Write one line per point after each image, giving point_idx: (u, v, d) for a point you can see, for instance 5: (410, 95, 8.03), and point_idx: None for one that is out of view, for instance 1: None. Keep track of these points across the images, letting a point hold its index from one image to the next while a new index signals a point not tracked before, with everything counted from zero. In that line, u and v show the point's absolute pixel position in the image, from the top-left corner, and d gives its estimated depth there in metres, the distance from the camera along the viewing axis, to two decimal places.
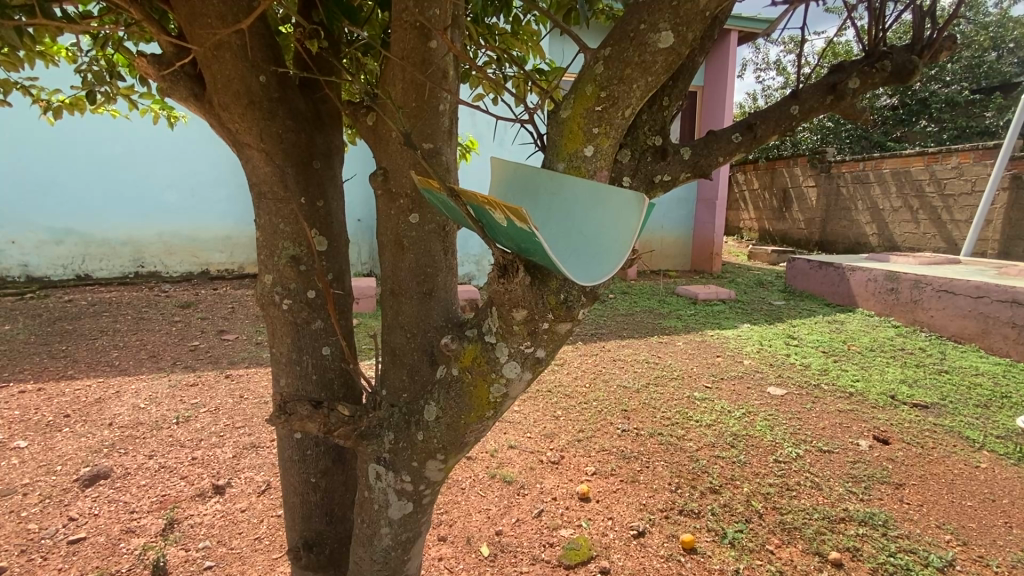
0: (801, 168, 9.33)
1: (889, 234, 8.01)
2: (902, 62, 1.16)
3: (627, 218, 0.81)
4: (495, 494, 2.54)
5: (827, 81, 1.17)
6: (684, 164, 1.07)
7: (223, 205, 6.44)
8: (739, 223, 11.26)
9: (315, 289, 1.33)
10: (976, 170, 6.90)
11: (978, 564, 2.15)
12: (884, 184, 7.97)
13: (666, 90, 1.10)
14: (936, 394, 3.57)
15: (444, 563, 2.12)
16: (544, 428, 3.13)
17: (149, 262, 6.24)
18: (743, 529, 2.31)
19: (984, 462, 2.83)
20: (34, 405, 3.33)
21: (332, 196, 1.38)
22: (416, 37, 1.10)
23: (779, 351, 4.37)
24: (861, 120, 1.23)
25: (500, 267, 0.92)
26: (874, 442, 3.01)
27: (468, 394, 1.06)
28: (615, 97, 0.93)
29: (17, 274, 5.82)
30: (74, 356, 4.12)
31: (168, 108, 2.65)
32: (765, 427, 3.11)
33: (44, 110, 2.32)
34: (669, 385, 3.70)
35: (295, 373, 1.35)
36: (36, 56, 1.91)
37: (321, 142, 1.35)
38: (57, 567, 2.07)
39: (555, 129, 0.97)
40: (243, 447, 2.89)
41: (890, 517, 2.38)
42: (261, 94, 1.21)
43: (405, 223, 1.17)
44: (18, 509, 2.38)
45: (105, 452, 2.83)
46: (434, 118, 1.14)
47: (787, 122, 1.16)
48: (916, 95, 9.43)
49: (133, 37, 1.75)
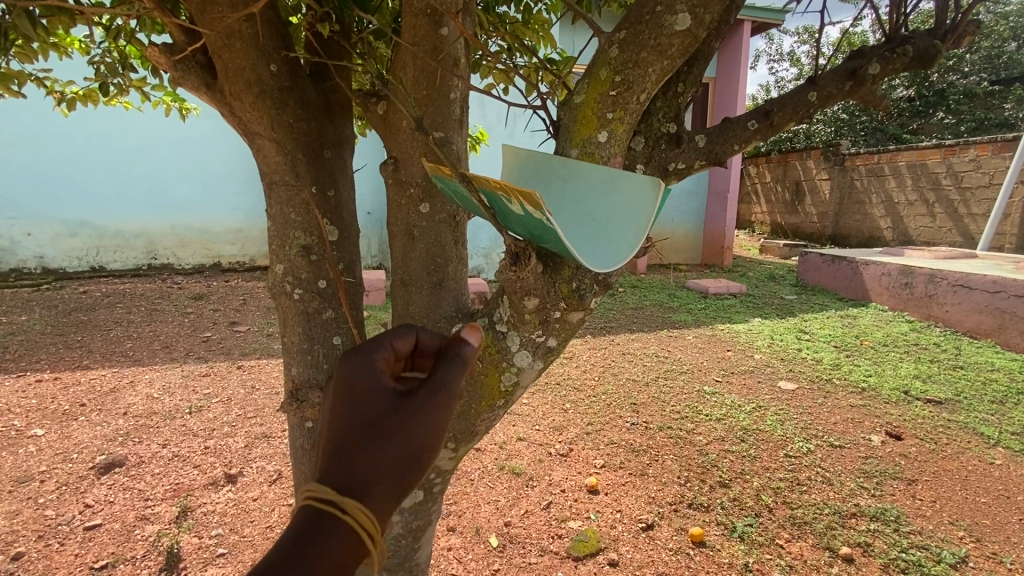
0: (814, 161, 9.21)
1: (904, 228, 7.90)
2: (923, 47, 1.13)
3: (641, 207, 0.80)
4: (504, 486, 2.54)
5: (847, 66, 1.14)
6: (699, 152, 1.05)
7: (234, 198, 6.48)
8: (750, 217, 11.17)
9: (326, 279, 1.33)
10: (995, 163, 6.76)
11: (992, 561, 2.13)
12: (900, 177, 7.84)
13: (680, 75, 1.08)
14: (950, 391, 3.52)
15: (453, 554, 2.13)
16: (553, 421, 3.12)
17: (162, 255, 6.29)
18: (752, 523, 2.30)
19: (999, 459, 2.79)
20: (51, 394, 3.39)
21: (343, 186, 1.37)
22: (427, 24, 1.10)
23: (791, 345, 4.33)
24: (880, 108, 1.20)
25: (512, 255, 0.92)
26: (886, 437, 2.98)
27: (478, 381, 1.05)
28: (629, 81, 0.91)
29: (32, 265, 5.89)
30: (89, 346, 4.17)
31: (181, 101, 2.64)
32: (776, 422, 3.09)
33: (58, 102, 2.32)
34: (679, 379, 3.69)
35: (306, 362, 1.35)
36: (49, 48, 1.90)
37: (332, 132, 1.34)
38: (75, 553, 2.10)
39: (568, 115, 0.96)
40: (254, 437, 2.92)
41: (902, 514, 2.36)
42: (272, 83, 1.21)
43: (415, 212, 1.17)
44: (36, 496, 2.43)
45: (120, 440, 2.87)
46: (445, 106, 1.13)
47: (804, 108, 1.13)
48: (933, 86, 9.32)
49: (145, 27, 1.73)
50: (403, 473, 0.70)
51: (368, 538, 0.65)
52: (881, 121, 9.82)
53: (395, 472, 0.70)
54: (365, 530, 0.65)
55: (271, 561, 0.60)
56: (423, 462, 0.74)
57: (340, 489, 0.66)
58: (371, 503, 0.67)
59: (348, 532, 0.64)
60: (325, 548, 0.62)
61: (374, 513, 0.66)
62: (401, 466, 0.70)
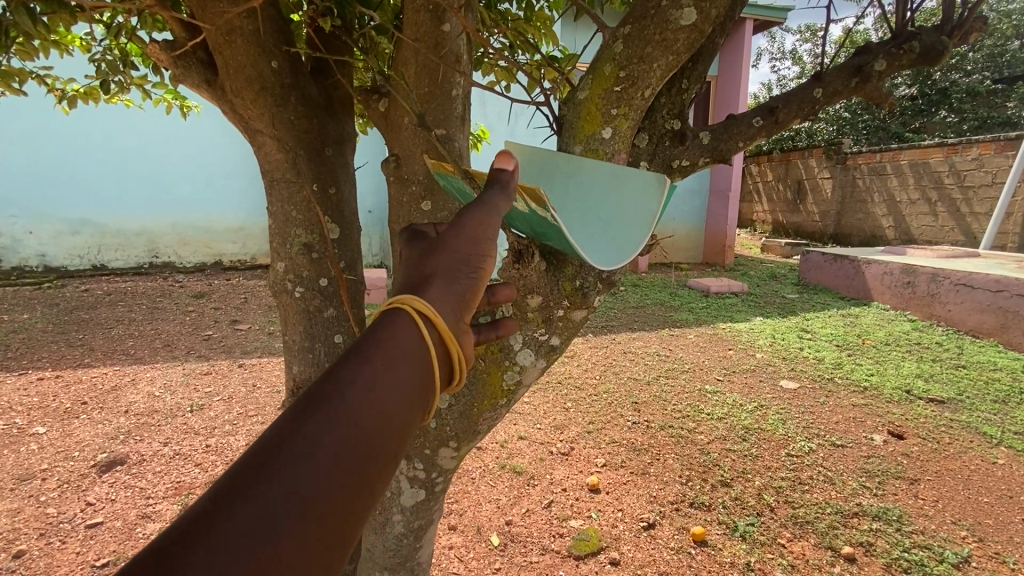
0: (816, 160, 9.19)
1: (906, 227, 7.88)
2: (930, 44, 1.13)
3: (646, 207, 0.82)
4: (505, 485, 2.54)
5: (853, 62, 1.13)
6: (703, 149, 1.05)
7: (236, 197, 6.48)
8: (751, 216, 11.15)
9: (327, 277, 1.32)
10: (997, 162, 6.74)
11: (994, 561, 2.13)
12: (902, 176, 7.82)
13: (685, 72, 1.08)
14: (952, 390, 3.51)
15: (454, 552, 2.13)
16: (554, 420, 3.12)
17: (164, 253, 6.29)
18: (754, 522, 2.29)
19: (1002, 459, 2.78)
20: (52, 392, 3.39)
21: (344, 183, 1.36)
22: (429, 20, 1.09)
23: (793, 344, 4.32)
24: (886, 104, 1.20)
25: (515, 253, 0.95)
26: (889, 437, 2.97)
27: (480, 380, 1.04)
28: (634, 77, 0.90)
29: (34, 263, 5.89)
30: (90, 344, 4.18)
31: (182, 99, 2.63)
32: (778, 421, 3.08)
33: (59, 100, 2.31)
34: (680, 377, 3.68)
35: (307, 360, 1.35)
36: (50, 45, 1.90)
37: (333, 129, 1.33)
38: (76, 551, 2.10)
39: (572, 111, 0.95)
40: (255, 435, 2.91)
41: (904, 513, 2.35)
42: (273, 80, 1.20)
43: (417, 210, 1.16)
44: (37, 494, 2.42)
45: (121, 439, 2.86)
46: (446, 103, 1.12)
47: (809, 105, 1.13)
48: (935, 84, 9.30)
49: (146, 24, 1.72)
50: (457, 280, 0.68)
51: (434, 333, 0.62)
52: (884, 119, 9.79)
53: (447, 276, 0.67)
54: (428, 323, 0.62)
55: (340, 360, 0.58)
56: (481, 277, 0.70)
57: (397, 297, 0.64)
58: (428, 299, 0.64)
59: (413, 327, 0.61)
60: (391, 341, 0.59)
61: (432, 307, 0.63)
62: (453, 274, 0.68)
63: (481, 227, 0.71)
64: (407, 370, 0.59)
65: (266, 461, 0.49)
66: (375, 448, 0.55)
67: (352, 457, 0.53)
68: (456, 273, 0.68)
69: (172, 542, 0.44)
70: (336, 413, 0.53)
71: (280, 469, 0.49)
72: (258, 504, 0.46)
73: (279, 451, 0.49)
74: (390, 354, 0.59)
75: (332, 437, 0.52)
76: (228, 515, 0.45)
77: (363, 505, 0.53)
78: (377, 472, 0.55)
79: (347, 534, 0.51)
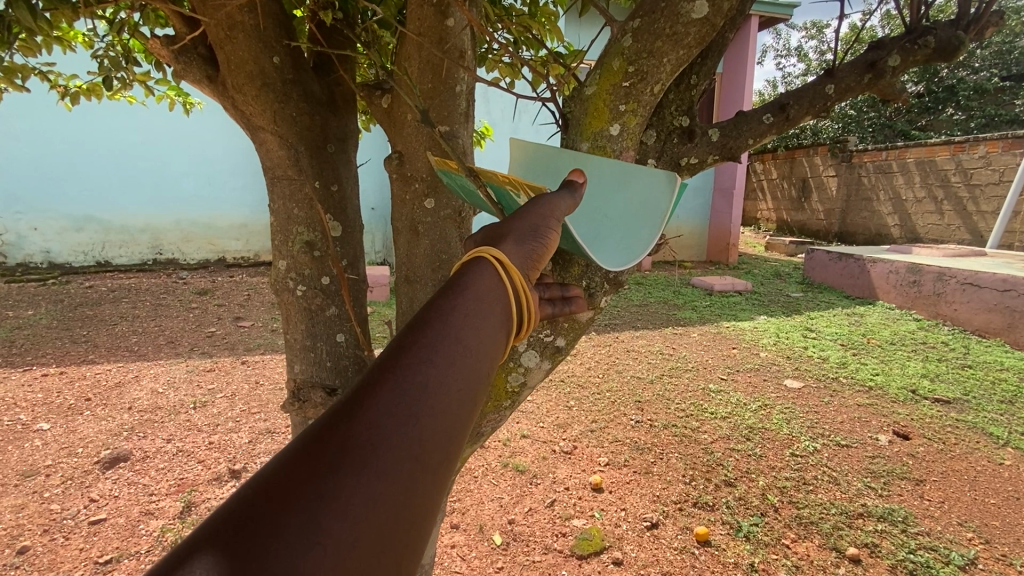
0: (821, 158, 9.13)
1: (912, 226, 7.83)
2: (946, 39, 1.10)
3: (654, 207, 0.78)
4: (507, 484, 2.52)
5: (866, 58, 1.11)
6: (712, 146, 1.03)
7: (239, 193, 6.46)
8: (756, 214, 11.10)
9: (329, 275, 1.31)
10: (1005, 160, 6.68)
11: (1001, 563, 2.10)
12: (908, 174, 7.76)
13: (694, 67, 1.06)
14: (958, 390, 3.48)
15: (456, 551, 2.12)
16: (557, 418, 3.10)
17: (167, 249, 6.30)
18: (757, 523, 2.27)
19: (1008, 460, 2.76)
20: (57, 388, 3.39)
21: (346, 180, 1.34)
22: (434, 15, 1.07)
23: (797, 343, 4.29)
24: (899, 101, 1.17)
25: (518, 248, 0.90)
26: (894, 437, 2.94)
27: None
28: (643, 72, 0.89)
29: (39, 259, 5.92)
30: (94, 341, 4.18)
31: (185, 95, 2.61)
32: (782, 421, 3.05)
33: (62, 96, 2.30)
34: (684, 376, 3.66)
35: (309, 360, 1.33)
36: (53, 42, 1.88)
37: (336, 126, 1.32)
38: (80, 547, 2.10)
39: (579, 107, 0.93)
40: (258, 432, 2.90)
41: (910, 514, 2.33)
42: (274, 76, 1.19)
43: (421, 208, 1.14)
44: (41, 490, 2.42)
45: (125, 435, 2.86)
46: (451, 100, 1.11)
47: (822, 101, 1.10)
48: (942, 82, 9.22)
49: (149, 21, 1.71)
50: (527, 240, 0.71)
51: (510, 280, 0.67)
52: (890, 117, 9.73)
53: (519, 235, 0.71)
54: (503, 269, 0.67)
55: (433, 296, 0.63)
56: (550, 243, 0.74)
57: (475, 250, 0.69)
58: (505, 249, 0.69)
59: (491, 269, 0.66)
60: (475, 282, 0.64)
61: (507, 255, 0.68)
62: (523, 235, 0.71)
63: (551, 208, 0.75)
64: (493, 306, 0.64)
65: (384, 372, 0.55)
66: (476, 364, 0.59)
67: (459, 370, 0.57)
68: (526, 233, 0.72)
69: (318, 435, 0.51)
70: (440, 333, 0.58)
71: (398, 378, 0.54)
72: (385, 404, 0.52)
73: (398, 362, 0.55)
74: (477, 293, 0.63)
75: (440, 351, 0.57)
76: (363, 411, 0.52)
77: (470, 413, 0.58)
78: (480, 385, 0.60)
79: (460, 432, 0.56)
